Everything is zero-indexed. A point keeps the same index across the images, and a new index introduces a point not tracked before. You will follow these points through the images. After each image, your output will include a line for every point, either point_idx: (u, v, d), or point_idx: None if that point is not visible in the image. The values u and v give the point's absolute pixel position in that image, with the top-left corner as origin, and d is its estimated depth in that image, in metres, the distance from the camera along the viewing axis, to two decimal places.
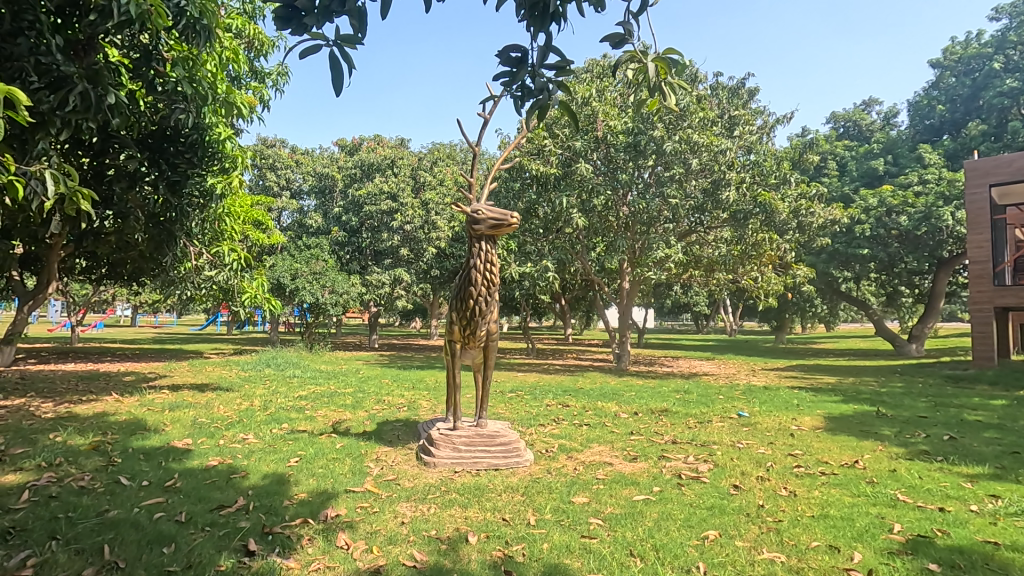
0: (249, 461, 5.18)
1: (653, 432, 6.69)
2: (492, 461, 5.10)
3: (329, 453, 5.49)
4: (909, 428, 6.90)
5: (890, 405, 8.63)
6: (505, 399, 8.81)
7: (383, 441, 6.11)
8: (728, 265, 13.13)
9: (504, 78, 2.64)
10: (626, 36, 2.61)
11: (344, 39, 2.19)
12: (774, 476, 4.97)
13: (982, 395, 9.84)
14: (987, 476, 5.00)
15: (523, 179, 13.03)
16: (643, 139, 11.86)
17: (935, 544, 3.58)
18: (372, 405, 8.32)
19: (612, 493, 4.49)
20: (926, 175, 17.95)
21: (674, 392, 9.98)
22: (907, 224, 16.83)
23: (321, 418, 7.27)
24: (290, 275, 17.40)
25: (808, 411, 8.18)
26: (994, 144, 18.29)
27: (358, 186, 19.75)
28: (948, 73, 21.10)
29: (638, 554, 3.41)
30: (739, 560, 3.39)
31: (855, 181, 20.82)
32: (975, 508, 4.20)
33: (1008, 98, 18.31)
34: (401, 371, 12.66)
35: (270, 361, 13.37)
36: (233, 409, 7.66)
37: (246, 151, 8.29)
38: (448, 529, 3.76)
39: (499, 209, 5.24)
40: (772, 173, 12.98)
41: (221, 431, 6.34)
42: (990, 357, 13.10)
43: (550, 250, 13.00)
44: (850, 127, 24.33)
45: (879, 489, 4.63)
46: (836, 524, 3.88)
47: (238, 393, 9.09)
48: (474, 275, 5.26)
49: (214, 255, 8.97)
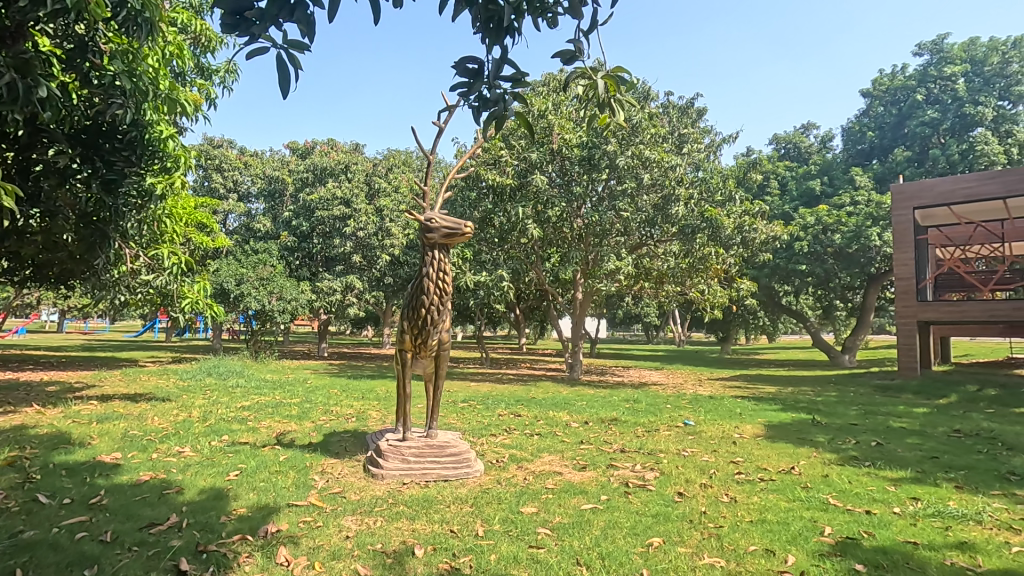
0: (185, 475, 4.94)
1: (602, 441, 6.80)
2: (441, 471, 5.05)
3: (272, 466, 5.29)
4: (841, 435, 7.28)
5: (825, 413, 9.08)
6: (457, 410, 8.72)
7: (329, 452, 5.95)
8: (677, 278, 13.53)
9: (460, 88, 2.62)
10: (578, 53, 2.66)
11: (294, 44, 2.16)
12: (716, 483, 5.14)
13: (906, 404, 10.48)
14: (908, 479, 5.33)
15: (479, 189, 13.24)
16: (597, 153, 12.14)
17: (861, 545, 3.78)
18: (319, 415, 8.09)
19: (560, 502, 4.51)
20: (857, 198, 19.13)
21: (624, 402, 10.14)
22: (840, 242, 17.84)
23: (265, 430, 7.01)
24: (235, 280, 16.73)
25: (749, 419, 8.50)
26: (917, 170, 19.93)
27: (310, 191, 19.36)
28: (877, 102, 22.55)
29: (585, 563, 3.45)
30: (681, 565, 3.47)
31: (795, 201, 21.85)
32: (897, 510, 4.46)
33: (928, 128, 20.07)
34: (351, 381, 12.34)
35: (211, 371, 12.76)
36: (169, 421, 7.28)
37: (191, 152, 8.05)
38: (394, 543, 3.69)
39: (452, 218, 5.22)
40: (718, 190, 13.41)
41: (154, 444, 6.02)
42: (913, 368, 13.83)
43: (504, 260, 13.21)
44: (790, 149, 25.60)
45: (812, 494, 4.85)
46: (773, 529, 4.04)
47: (175, 404, 8.63)
48: (426, 284, 5.22)
49: (152, 258, 8.46)
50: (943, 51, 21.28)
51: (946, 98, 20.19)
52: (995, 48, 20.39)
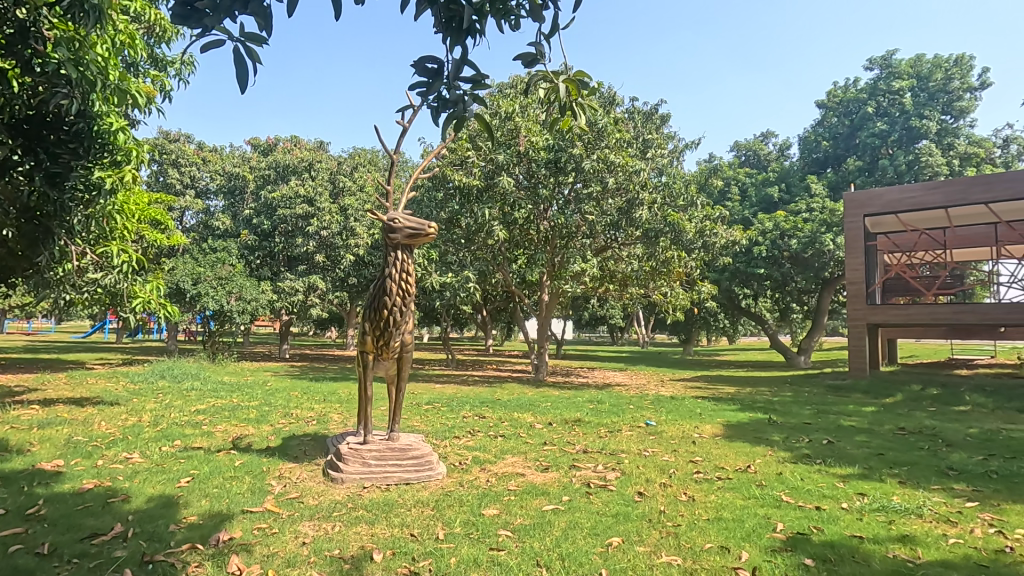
0: (133, 483, 4.74)
1: (566, 442, 6.84)
2: (403, 474, 4.99)
3: (226, 472, 5.13)
4: (795, 434, 7.53)
5: (780, 413, 9.37)
6: (421, 412, 8.63)
7: (287, 457, 5.80)
8: (641, 280, 13.76)
9: (420, 88, 2.59)
10: (538, 56, 2.67)
11: (250, 37, 2.10)
12: (676, 482, 5.24)
13: (857, 403, 10.92)
14: (856, 476, 5.55)
15: (445, 190, 13.20)
16: (563, 156, 12.21)
17: (810, 540, 3.91)
18: (278, 419, 7.89)
19: (522, 504, 4.52)
20: (812, 205, 19.82)
21: (588, 403, 10.23)
22: (796, 247, 18.47)
23: (220, 434, 6.79)
24: (191, 280, 16.18)
25: (709, 419, 8.69)
26: (868, 179, 20.87)
27: (271, 188, 18.90)
28: (832, 113, 23.43)
29: (545, 564, 3.46)
30: (639, 564, 3.52)
31: (754, 207, 22.52)
32: (845, 505, 4.64)
33: (877, 139, 20.99)
34: (313, 384, 12.07)
35: (165, 373, 12.29)
36: (118, 426, 6.97)
37: (144, 145, 7.75)
38: (353, 548, 3.62)
39: (416, 218, 5.16)
40: (681, 196, 13.64)
41: (100, 450, 5.75)
42: (863, 369, 14.42)
43: (471, 262, 13.19)
44: (750, 156, 26.39)
45: (766, 491, 5.00)
46: (728, 526, 4.14)
47: (124, 408, 8.27)
48: (389, 285, 5.16)
49: (101, 256, 8.11)
50: (891, 66, 22.26)
51: (895, 110, 21.12)
52: (939, 64, 21.38)
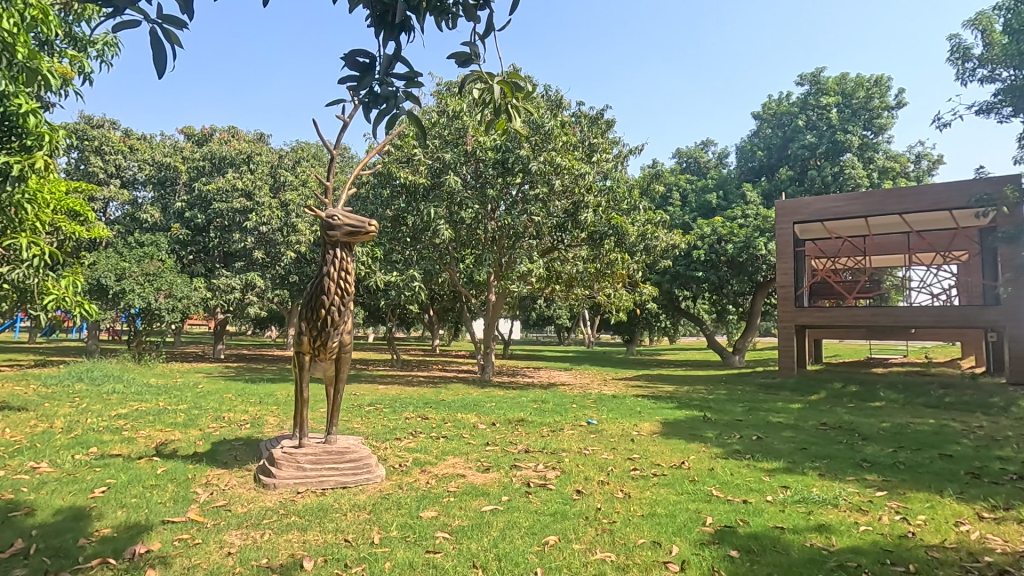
0: (38, 495, 4.37)
1: (508, 442, 6.86)
2: (340, 478, 4.85)
3: (146, 480, 4.82)
4: (727, 431, 7.86)
5: (715, 410, 9.76)
6: (361, 414, 8.43)
7: (216, 463, 5.53)
8: (585, 281, 14.06)
9: (350, 82, 2.52)
10: (473, 56, 2.65)
11: (168, 19, 1.97)
12: (613, 480, 5.35)
13: (785, 400, 11.53)
14: (781, 469, 5.85)
15: (392, 187, 12.97)
16: (511, 157, 12.18)
17: (736, 533, 4.08)
18: (208, 423, 7.49)
19: (461, 505, 4.49)
20: (747, 211, 20.77)
21: (533, 402, 10.31)
22: (732, 252, 19.31)
23: (142, 440, 6.38)
24: (114, 275, 14.93)
25: (648, 417, 8.94)
26: (798, 188, 22.19)
27: (206, 180, 18.01)
28: (766, 124, 24.66)
29: (480, 566, 3.45)
30: (574, 562, 3.56)
31: (694, 212, 23.39)
32: (770, 498, 4.88)
33: (807, 151, 22.32)
34: (250, 386, 11.55)
35: (83, 375, 11.42)
36: (24, 433, 6.42)
37: (60, 130, 7.15)
38: (282, 556, 3.49)
39: (356, 216, 5.03)
40: (624, 200, 13.95)
41: (2, 461, 5.27)
42: (791, 368, 15.23)
43: (417, 261, 13.02)
44: (690, 163, 27.42)
45: (698, 486, 5.19)
46: (661, 521, 4.27)
47: (33, 414, 7.62)
48: (326, 283, 5.01)
49: (9, 247, 7.47)
50: (819, 83, 23.62)
51: (822, 125, 22.43)
52: (861, 83, 22.83)
